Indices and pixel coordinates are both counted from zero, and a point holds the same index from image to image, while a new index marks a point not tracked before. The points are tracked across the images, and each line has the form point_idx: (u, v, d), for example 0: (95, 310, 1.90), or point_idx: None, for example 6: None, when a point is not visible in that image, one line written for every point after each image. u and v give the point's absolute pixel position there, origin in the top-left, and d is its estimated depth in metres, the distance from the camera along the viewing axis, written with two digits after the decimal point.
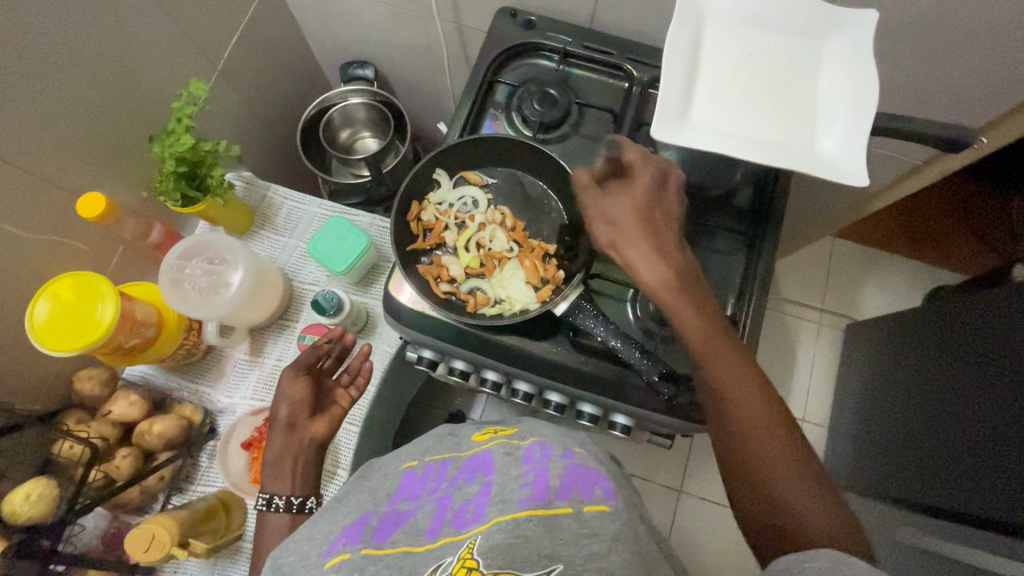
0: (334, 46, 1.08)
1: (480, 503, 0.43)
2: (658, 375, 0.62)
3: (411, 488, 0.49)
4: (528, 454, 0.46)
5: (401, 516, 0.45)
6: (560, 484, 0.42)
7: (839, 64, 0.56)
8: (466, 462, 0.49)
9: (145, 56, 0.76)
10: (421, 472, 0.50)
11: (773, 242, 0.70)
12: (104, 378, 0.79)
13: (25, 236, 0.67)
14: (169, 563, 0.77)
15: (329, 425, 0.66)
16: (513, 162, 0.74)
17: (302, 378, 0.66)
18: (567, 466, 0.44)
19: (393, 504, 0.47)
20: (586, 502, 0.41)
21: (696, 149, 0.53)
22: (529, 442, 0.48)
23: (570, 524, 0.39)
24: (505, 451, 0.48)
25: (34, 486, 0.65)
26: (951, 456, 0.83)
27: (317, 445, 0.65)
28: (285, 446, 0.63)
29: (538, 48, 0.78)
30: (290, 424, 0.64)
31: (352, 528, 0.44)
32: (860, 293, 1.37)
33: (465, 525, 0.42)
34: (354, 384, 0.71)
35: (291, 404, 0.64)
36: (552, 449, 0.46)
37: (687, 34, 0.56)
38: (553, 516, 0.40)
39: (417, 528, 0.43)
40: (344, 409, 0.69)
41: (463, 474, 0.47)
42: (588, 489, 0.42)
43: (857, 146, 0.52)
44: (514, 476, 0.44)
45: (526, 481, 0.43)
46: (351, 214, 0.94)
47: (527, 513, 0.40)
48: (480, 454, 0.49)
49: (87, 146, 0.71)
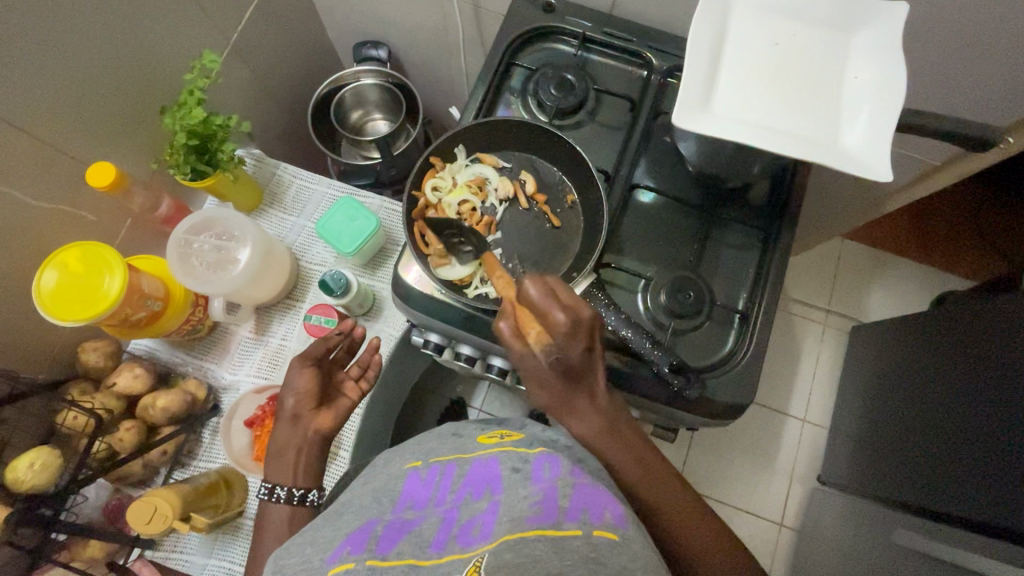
0: (349, 25, 1.07)
1: (488, 521, 0.42)
2: (669, 367, 0.61)
3: (417, 495, 0.48)
4: (536, 472, 0.46)
5: (406, 526, 0.44)
6: (568, 505, 0.42)
7: (866, 59, 0.55)
8: (471, 473, 0.48)
9: (158, 26, 0.75)
10: (427, 474, 0.50)
11: (788, 239, 0.69)
12: (109, 350, 0.79)
13: (32, 205, 0.67)
14: (169, 537, 0.78)
15: (335, 418, 0.64)
16: (528, 147, 0.73)
17: (310, 367, 0.65)
18: (576, 486, 0.44)
19: (398, 513, 0.46)
20: (595, 526, 0.41)
21: (716, 138, 0.52)
22: (536, 456, 0.48)
23: (580, 546, 0.39)
24: (514, 467, 0.47)
25: (37, 456, 0.65)
26: (952, 461, 0.82)
27: (321, 437, 0.63)
28: (289, 438, 0.62)
29: (557, 32, 0.77)
30: (295, 415, 0.63)
31: (357, 537, 0.43)
32: (867, 295, 1.36)
33: (471, 542, 0.41)
34: (364, 377, 0.71)
35: (296, 395, 0.63)
36: (561, 467, 0.46)
37: (712, 21, 0.55)
38: (563, 537, 0.39)
39: (422, 539, 0.42)
40: (351, 402, 0.68)
41: (470, 487, 0.47)
42: (598, 512, 0.42)
43: (881, 142, 0.52)
44: (523, 494, 0.44)
45: (534, 500, 0.42)
46: (360, 195, 0.94)
47: (536, 533, 0.40)
48: (484, 466, 0.48)
49: (96, 115, 0.71)
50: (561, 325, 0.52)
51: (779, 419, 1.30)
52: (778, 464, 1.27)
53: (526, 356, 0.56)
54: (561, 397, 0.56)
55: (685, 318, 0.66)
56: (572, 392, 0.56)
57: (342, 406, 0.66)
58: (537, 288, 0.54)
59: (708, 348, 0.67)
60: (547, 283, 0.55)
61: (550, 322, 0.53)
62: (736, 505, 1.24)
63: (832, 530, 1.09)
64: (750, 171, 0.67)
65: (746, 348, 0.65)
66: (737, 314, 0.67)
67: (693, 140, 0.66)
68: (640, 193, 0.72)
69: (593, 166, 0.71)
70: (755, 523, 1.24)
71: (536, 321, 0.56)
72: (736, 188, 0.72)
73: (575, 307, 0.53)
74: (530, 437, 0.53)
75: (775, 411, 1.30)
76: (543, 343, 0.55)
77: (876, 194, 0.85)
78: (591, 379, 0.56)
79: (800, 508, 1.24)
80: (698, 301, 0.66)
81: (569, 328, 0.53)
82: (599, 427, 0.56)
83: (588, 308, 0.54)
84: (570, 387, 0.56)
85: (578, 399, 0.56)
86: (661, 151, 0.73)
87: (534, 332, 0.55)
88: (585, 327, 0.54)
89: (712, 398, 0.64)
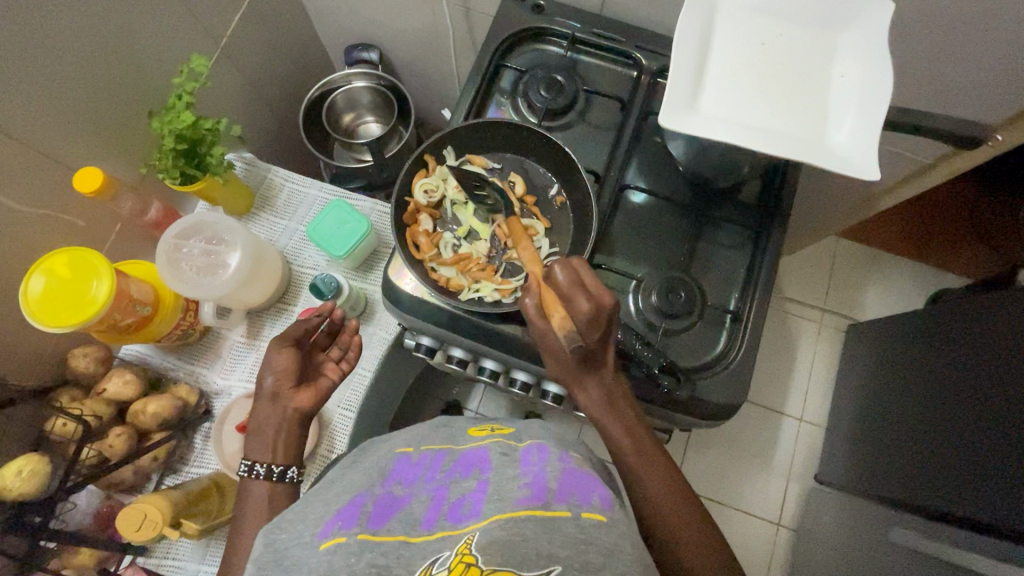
0: (340, 28, 1.07)
1: (477, 500, 0.42)
2: (658, 367, 0.61)
3: (406, 473, 0.48)
4: (525, 456, 0.46)
5: (396, 503, 0.44)
6: (558, 487, 0.41)
7: (852, 58, 0.55)
8: (461, 456, 0.48)
9: (145, 31, 0.75)
10: (417, 458, 0.50)
11: (780, 237, 0.69)
12: (100, 356, 0.79)
13: (19, 210, 0.66)
14: (161, 543, 0.77)
15: (314, 397, 0.63)
16: (518, 149, 0.73)
17: (288, 347, 0.63)
18: (565, 471, 0.44)
19: (387, 488, 0.46)
20: (583, 507, 0.40)
21: (704, 138, 0.52)
22: (526, 443, 0.48)
23: (568, 526, 0.38)
24: (503, 450, 0.47)
25: (25, 463, 0.64)
26: (949, 459, 0.82)
27: (301, 416, 0.62)
28: (268, 416, 0.60)
29: (547, 33, 0.76)
30: (274, 394, 0.61)
31: (347, 512, 0.43)
32: (862, 293, 1.36)
33: (460, 520, 0.41)
34: (344, 359, 0.70)
35: (276, 374, 0.62)
36: (550, 453, 0.46)
37: (699, 21, 0.55)
38: (551, 517, 0.39)
39: (413, 517, 0.42)
40: (332, 382, 0.66)
41: (459, 467, 0.47)
42: (586, 495, 0.41)
43: (869, 139, 0.51)
44: (512, 476, 0.43)
45: (523, 482, 0.42)
46: (351, 198, 0.93)
47: (525, 513, 0.39)
48: (476, 450, 0.49)
49: (83, 119, 0.70)
50: (584, 312, 0.52)
51: (776, 419, 1.30)
52: (775, 464, 1.27)
53: (547, 337, 0.56)
54: (572, 373, 0.57)
55: (677, 318, 0.66)
56: (583, 371, 0.56)
57: (322, 386, 0.65)
58: (563, 274, 0.54)
59: (699, 349, 0.66)
60: (573, 268, 0.54)
61: (574, 309, 0.53)
62: (733, 505, 1.24)
63: (829, 529, 1.09)
64: (740, 170, 0.67)
65: (737, 349, 0.65)
66: (729, 314, 0.67)
67: (683, 140, 0.66)
68: (631, 194, 0.72)
69: (583, 167, 0.71)
70: (753, 523, 1.23)
71: (561, 305, 0.55)
72: (727, 187, 0.71)
73: (599, 295, 0.53)
74: (521, 429, 0.53)
75: (772, 411, 1.30)
76: (565, 328, 0.54)
77: (868, 193, 0.85)
78: (603, 363, 0.56)
79: (799, 508, 1.24)
80: (689, 301, 0.66)
81: (591, 316, 0.53)
82: (602, 402, 0.56)
83: (611, 295, 0.53)
84: (582, 367, 0.56)
85: (588, 378, 0.56)
86: (651, 151, 0.73)
87: (557, 317, 0.54)
88: (606, 315, 0.53)
89: (705, 398, 0.64)
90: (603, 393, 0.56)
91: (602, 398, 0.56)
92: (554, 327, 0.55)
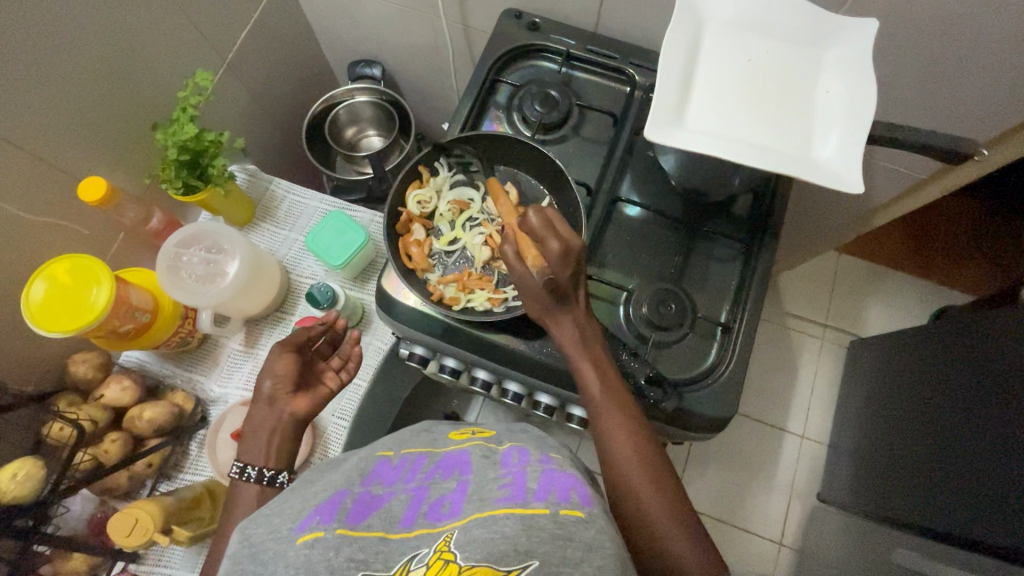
0: (344, 44, 1.10)
1: (456, 500, 0.43)
2: (645, 378, 0.63)
3: (386, 475, 0.48)
4: (505, 458, 0.47)
5: (375, 501, 0.44)
6: (537, 486, 0.42)
7: (836, 74, 0.56)
8: (442, 459, 0.49)
9: (153, 45, 0.77)
10: (397, 461, 0.50)
11: (771, 252, 0.70)
12: (98, 361, 0.80)
13: (25, 218, 0.68)
14: (153, 551, 0.78)
15: (311, 403, 0.63)
16: (512, 161, 0.74)
17: (289, 354, 0.64)
18: (544, 470, 0.44)
19: (367, 487, 0.46)
20: (562, 505, 0.40)
21: (690, 150, 0.52)
22: (507, 446, 0.49)
23: (547, 524, 0.38)
24: (483, 453, 0.48)
25: (20, 466, 0.64)
26: (954, 478, 0.80)
27: (296, 422, 0.61)
28: (263, 419, 0.61)
29: (541, 50, 0.78)
30: (271, 398, 0.61)
31: (327, 507, 0.42)
32: (864, 310, 1.35)
33: (440, 519, 0.41)
34: (344, 368, 0.69)
35: (274, 378, 0.62)
36: (530, 454, 0.46)
37: (686, 35, 0.56)
38: (530, 515, 0.39)
39: (392, 515, 0.42)
40: (331, 391, 0.66)
41: (440, 470, 0.47)
42: (565, 493, 0.41)
43: (854, 154, 0.52)
44: (492, 477, 0.44)
45: (504, 482, 0.43)
46: (351, 209, 0.95)
47: (505, 511, 0.39)
48: (458, 452, 0.49)
49: (89, 130, 0.72)
50: (553, 252, 0.55)
51: (778, 435, 1.29)
52: (778, 482, 1.25)
53: (524, 278, 0.59)
54: (547, 313, 0.59)
55: (667, 330, 0.66)
56: (558, 309, 0.58)
57: (320, 393, 0.64)
58: (536, 217, 0.56)
59: (689, 361, 0.66)
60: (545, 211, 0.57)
61: (544, 249, 0.55)
62: (735, 523, 1.23)
63: (832, 548, 1.07)
64: (732, 184, 0.67)
65: (727, 361, 0.65)
66: (719, 327, 0.67)
67: (673, 155, 0.66)
68: (625, 207, 0.72)
69: (575, 180, 0.72)
70: (755, 542, 1.21)
71: (533, 246, 0.58)
72: (720, 201, 0.72)
73: (568, 236, 0.55)
74: (502, 433, 0.53)
75: (773, 427, 1.29)
76: (537, 268, 0.58)
77: (865, 208, 0.86)
78: (574, 301, 0.58)
79: (801, 527, 1.22)
80: (679, 314, 0.67)
81: (561, 254, 0.55)
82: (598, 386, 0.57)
83: (580, 238, 0.55)
84: (554, 304, 0.58)
85: (563, 315, 0.58)
86: (645, 165, 0.74)
87: (530, 258, 0.58)
88: (576, 255, 0.56)
89: (692, 409, 0.64)
90: (597, 370, 0.58)
91: (597, 377, 0.57)
92: (528, 268, 0.58)
